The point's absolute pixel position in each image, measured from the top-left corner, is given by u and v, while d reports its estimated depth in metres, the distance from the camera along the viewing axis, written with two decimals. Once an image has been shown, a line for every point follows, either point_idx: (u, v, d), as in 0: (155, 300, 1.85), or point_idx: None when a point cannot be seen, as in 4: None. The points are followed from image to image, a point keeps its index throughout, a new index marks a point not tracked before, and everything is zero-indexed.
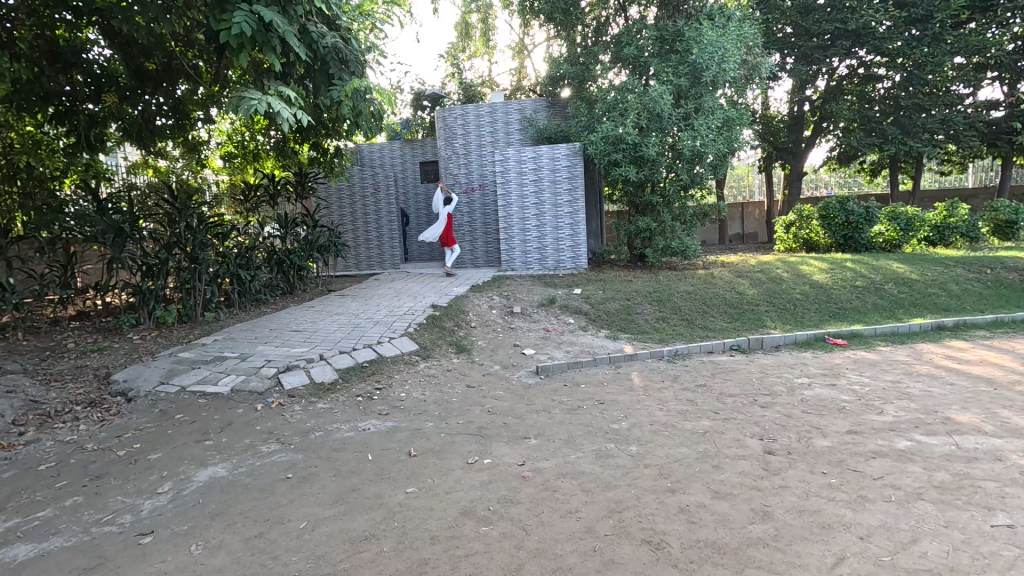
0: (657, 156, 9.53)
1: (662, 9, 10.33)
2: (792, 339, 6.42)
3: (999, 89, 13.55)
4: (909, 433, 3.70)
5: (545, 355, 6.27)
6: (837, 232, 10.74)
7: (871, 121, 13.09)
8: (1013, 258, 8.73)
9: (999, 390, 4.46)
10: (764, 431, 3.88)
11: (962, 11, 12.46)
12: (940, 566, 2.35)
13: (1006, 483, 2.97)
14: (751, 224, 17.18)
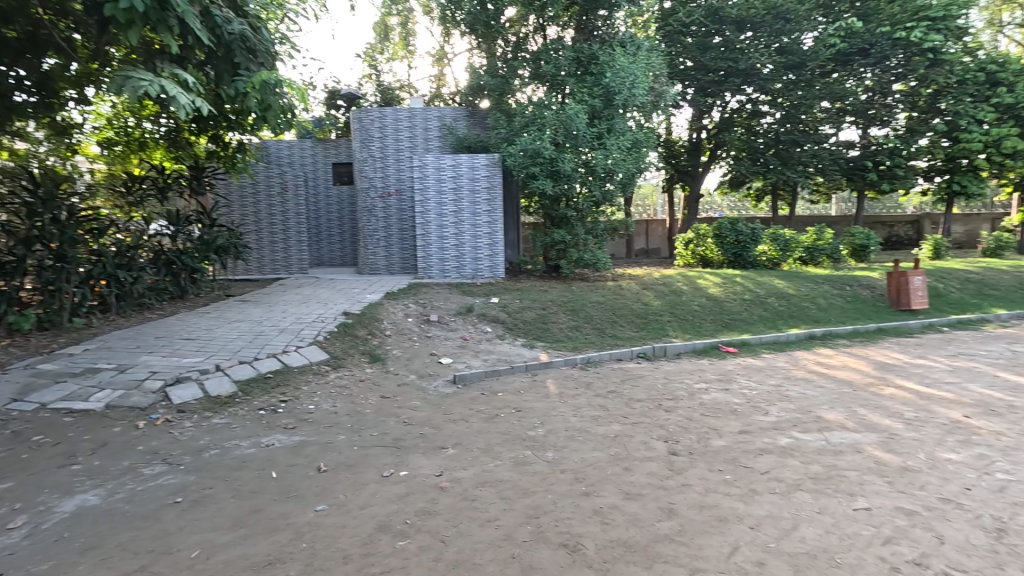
0: (572, 171, 9.93)
1: (579, 31, 10.80)
2: (691, 347, 6.95)
3: (856, 132, 15.72)
4: (789, 431, 4.15)
5: (462, 363, 6.24)
6: (728, 250, 11.87)
7: (756, 151, 14.89)
8: (866, 277, 10.14)
9: (858, 391, 5.13)
10: (668, 434, 4.15)
11: (829, 62, 14.36)
12: (816, 548, 2.64)
13: (864, 472, 3.42)
14: (655, 240, 18.38)
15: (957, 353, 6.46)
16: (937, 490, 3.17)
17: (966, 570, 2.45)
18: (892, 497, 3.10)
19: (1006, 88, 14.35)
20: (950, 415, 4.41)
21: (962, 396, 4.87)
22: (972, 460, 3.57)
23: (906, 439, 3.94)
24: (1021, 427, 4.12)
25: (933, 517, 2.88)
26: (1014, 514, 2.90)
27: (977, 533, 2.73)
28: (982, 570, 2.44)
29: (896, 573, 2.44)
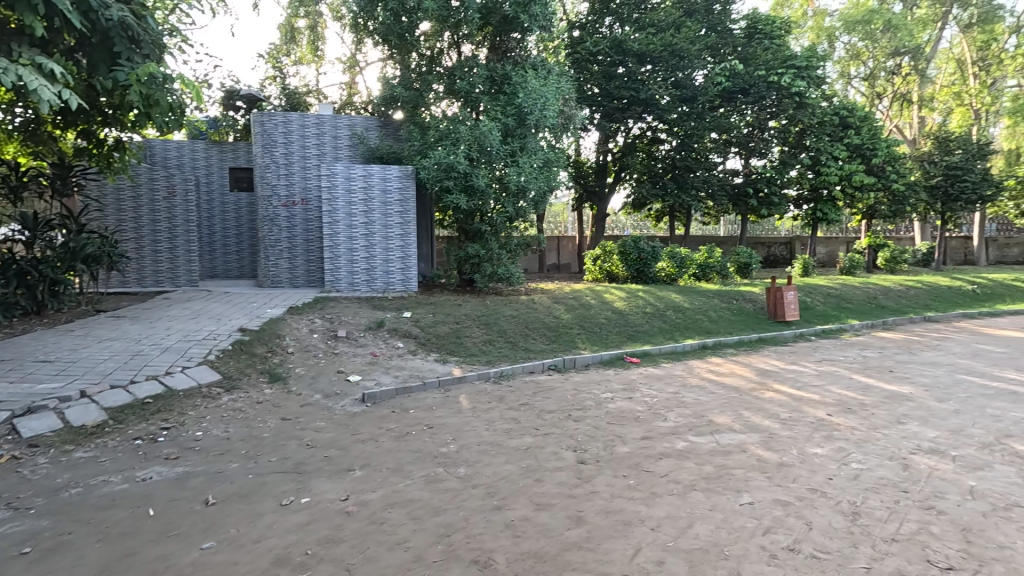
0: (486, 187, 10.01)
1: (493, 51, 11.01)
2: (598, 358, 7.26)
3: (739, 162, 17.46)
4: (685, 435, 4.47)
5: (372, 381, 6.00)
6: (632, 266, 12.62)
7: (655, 176, 16.15)
8: (750, 292, 11.26)
9: (743, 395, 5.65)
10: (577, 443, 4.29)
11: (715, 98, 15.93)
12: (709, 543, 2.85)
13: (748, 469, 3.76)
14: (566, 256, 19.04)
15: (821, 359, 7.36)
16: (807, 481, 3.57)
17: (830, 551, 2.77)
18: (771, 491, 3.44)
19: (854, 131, 16.68)
20: (816, 414, 5.01)
21: (826, 397, 5.54)
22: (833, 452, 4.07)
23: (782, 438, 4.40)
24: (869, 421, 4.78)
25: (803, 505, 3.24)
26: (864, 497, 3.35)
27: (838, 517, 3.10)
28: (841, 549, 2.78)
29: (775, 559, 2.70)
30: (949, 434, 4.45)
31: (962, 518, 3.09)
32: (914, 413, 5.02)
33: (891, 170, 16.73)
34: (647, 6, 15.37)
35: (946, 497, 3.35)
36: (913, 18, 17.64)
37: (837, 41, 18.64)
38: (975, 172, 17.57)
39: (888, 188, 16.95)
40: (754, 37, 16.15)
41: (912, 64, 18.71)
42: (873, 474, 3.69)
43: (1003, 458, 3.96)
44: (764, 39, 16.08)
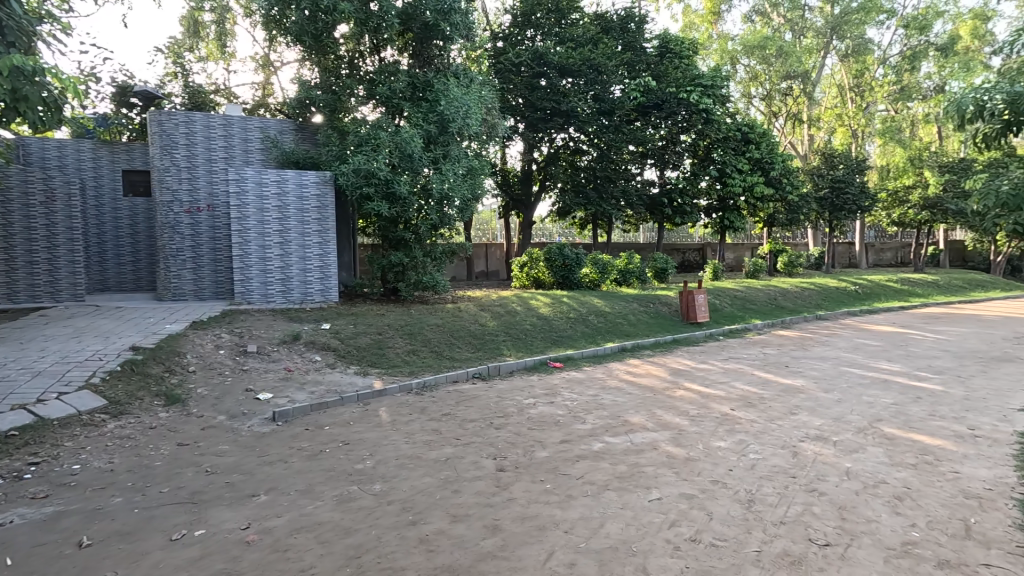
0: (408, 195, 9.85)
1: (414, 58, 10.89)
2: (522, 364, 7.35)
3: (655, 173, 18.37)
4: (602, 436, 4.62)
5: (284, 397, 5.68)
6: (557, 273, 12.92)
7: (579, 186, 16.66)
8: (666, 295, 11.90)
9: (656, 395, 5.94)
10: (497, 450, 4.30)
11: (632, 113, 16.72)
12: (618, 541, 2.95)
13: (658, 466, 3.95)
14: (494, 263, 19.10)
15: (728, 357, 7.92)
16: (710, 473, 3.81)
17: (726, 539, 2.96)
18: (678, 486, 3.63)
19: (755, 146, 18.12)
20: (721, 409, 5.37)
21: (730, 393, 5.96)
22: (733, 445, 4.38)
23: (690, 434, 4.67)
24: (766, 414, 5.20)
25: (706, 497, 3.45)
26: (759, 485, 3.62)
27: (735, 506, 3.33)
28: (736, 536, 2.99)
29: (678, 551, 2.85)
30: (831, 422, 4.94)
31: (839, 498, 3.44)
32: (804, 403, 5.51)
33: (787, 182, 18.41)
34: (567, 21, 15.92)
35: (827, 479, 3.70)
36: (801, 45, 19.58)
37: (739, 64, 20.29)
38: (855, 185, 19.76)
39: (785, 199, 18.68)
40: (666, 55, 17.22)
41: (802, 87, 20.74)
42: (767, 463, 4.00)
43: (874, 441, 4.45)
44: (674, 58, 17.18)
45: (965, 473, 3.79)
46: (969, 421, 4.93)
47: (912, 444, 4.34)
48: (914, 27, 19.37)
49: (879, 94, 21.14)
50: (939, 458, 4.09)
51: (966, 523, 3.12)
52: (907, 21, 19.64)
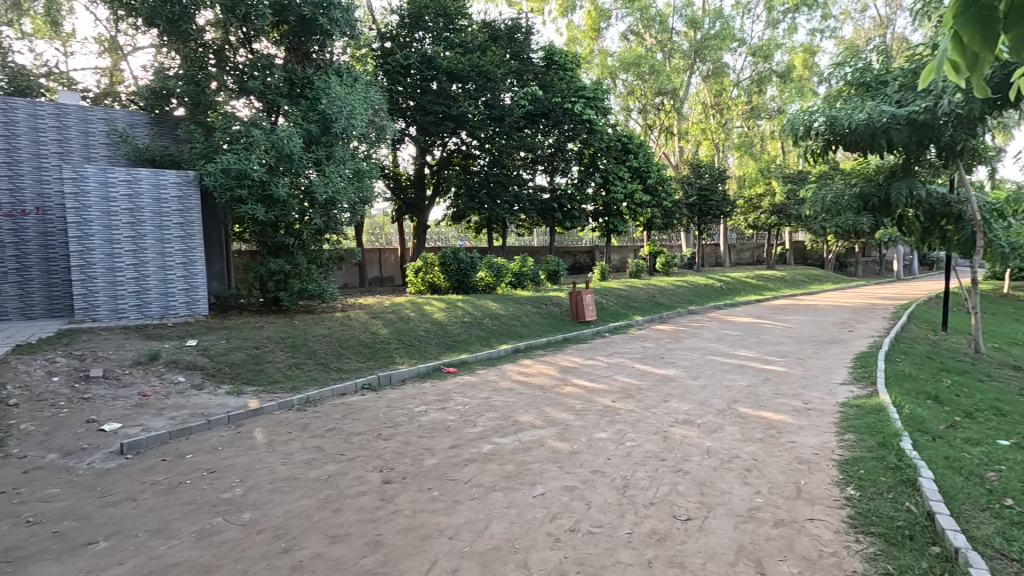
0: (288, 198, 9.18)
1: (293, 53, 10.29)
2: (415, 372, 7.21)
3: (546, 179, 18.98)
4: (492, 437, 4.70)
5: (138, 426, 5.02)
6: (452, 277, 12.89)
7: (472, 190, 16.74)
8: (558, 296, 12.39)
9: (546, 392, 6.17)
10: (384, 462, 4.17)
11: (521, 120, 17.13)
12: (502, 540, 3.00)
13: (544, 462, 4.09)
14: (388, 268, 18.61)
15: (612, 352, 8.45)
16: (590, 464, 4.03)
17: (602, 525, 3.14)
18: (561, 479, 3.79)
19: (634, 156, 19.50)
20: (604, 401, 5.72)
21: (613, 386, 6.37)
22: (613, 435, 4.68)
23: (574, 428, 4.90)
24: (643, 403, 5.63)
25: (585, 487, 3.64)
26: (633, 471, 3.90)
27: (611, 493, 3.55)
28: (610, 521, 3.18)
29: (557, 543, 2.96)
30: (697, 406, 5.48)
31: (699, 475, 3.81)
32: (675, 391, 6.05)
33: (661, 189, 20.15)
34: (455, 26, 16.00)
35: (691, 459, 4.09)
36: (671, 65, 21.62)
37: (617, 79, 21.89)
38: (717, 193, 22.21)
39: (660, 205, 20.43)
40: (552, 67, 17.93)
41: (672, 103, 22.82)
42: (642, 449, 4.32)
43: (731, 420, 5.01)
44: (559, 69, 17.98)
45: (799, 442, 4.41)
46: (804, 396, 5.75)
47: (760, 421, 4.96)
48: (759, 55, 22.26)
49: (735, 112, 23.90)
50: (781, 431, 4.72)
51: (797, 485, 3.62)
52: (754, 50, 22.51)
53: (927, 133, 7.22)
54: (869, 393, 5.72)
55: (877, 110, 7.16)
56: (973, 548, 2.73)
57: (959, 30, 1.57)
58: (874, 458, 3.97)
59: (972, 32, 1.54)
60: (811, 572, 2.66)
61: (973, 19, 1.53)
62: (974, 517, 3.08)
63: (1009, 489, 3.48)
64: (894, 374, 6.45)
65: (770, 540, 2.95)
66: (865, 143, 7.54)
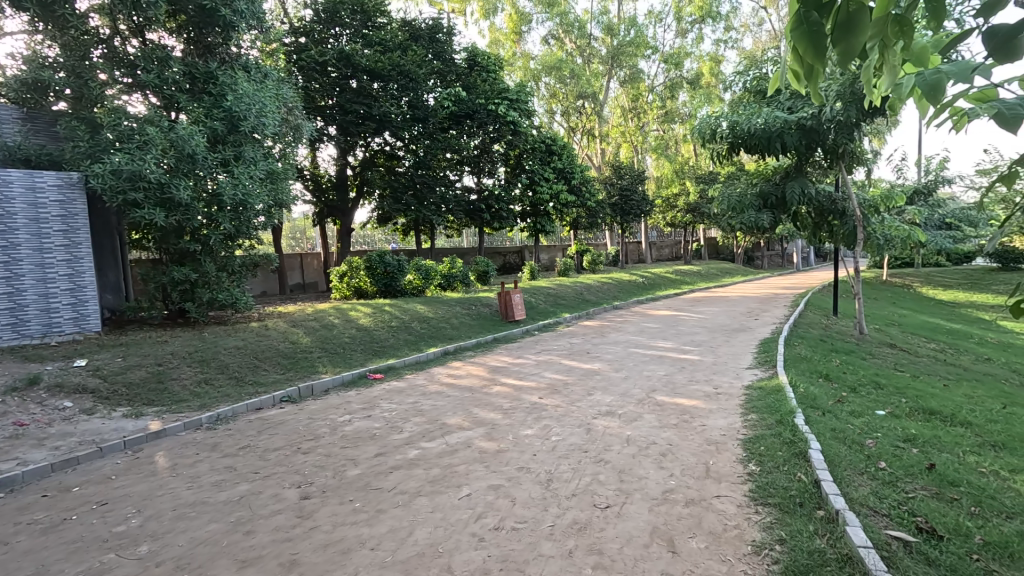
0: (192, 201, 8.49)
1: (192, 44, 9.53)
2: (338, 381, 6.94)
3: (473, 181, 18.94)
4: (419, 442, 4.63)
5: (12, 460, 4.45)
6: (379, 281, 12.56)
7: (397, 192, 16.45)
8: (487, 297, 12.45)
9: (474, 393, 6.17)
10: (302, 477, 3.98)
11: (446, 121, 17.02)
12: (425, 546, 2.96)
13: (470, 463, 4.09)
14: (310, 274, 17.89)
15: (540, 350, 8.62)
16: (516, 462, 4.09)
17: (526, 520, 3.19)
18: (487, 479, 3.81)
19: (558, 158, 19.73)
20: (531, 399, 5.82)
21: (540, 383, 6.50)
22: (539, 431, 4.77)
23: (502, 426, 4.95)
24: (568, 397, 5.79)
25: (510, 484, 3.68)
26: (557, 464, 4.00)
27: (536, 488, 3.62)
28: (534, 515, 3.24)
29: (481, 542, 2.97)
30: (619, 397, 5.72)
31: (619, 463, 3.98)
32: (599, 384, 6.28)
33: (585, 190, 20.80)
34: (373, 24, 15.62)
35: (611, 449, 4.26)
36: (590, 70, 22.41)
37: (540, 82, 22.38)
38: (637, 193, 23.34)
39: (585, 205, 21.12)
40: (474, 68, 17.87)
41: (592, 106, 23.59)
42: (566, 443, 4.44)
43: (649, 408, 5.28)
44: (482, 71, 17.90)
45: (709, 425, 4.73)
46: (715, 381, 6.17)
47: (676, 407, 5.27)
48: (671, 63, 23.60)
49: (650, 116, 25.14)
50: (694, 415, 5.04)
51: (707, 465, 3.88)
52: (666, 58, 23.80)
53: (814, 137, 7.99)
54: (770, 375, 6.25)
55: (772, 116, 7.84)
56: (850, 508, 3.05)
57: (792, 44, 1.21)
58: (773, 434, 4.33)
59: (803, 45, 1.17)
60: (715, 545, 2.86)
61: (801, 30, 1.17)
62: (853, 480, 3.45)
63: (883, 453, 3.93)
64: (792, 357, 7.09)
65: (681, 519, 3.13)
66: (762, 147, 8.21)
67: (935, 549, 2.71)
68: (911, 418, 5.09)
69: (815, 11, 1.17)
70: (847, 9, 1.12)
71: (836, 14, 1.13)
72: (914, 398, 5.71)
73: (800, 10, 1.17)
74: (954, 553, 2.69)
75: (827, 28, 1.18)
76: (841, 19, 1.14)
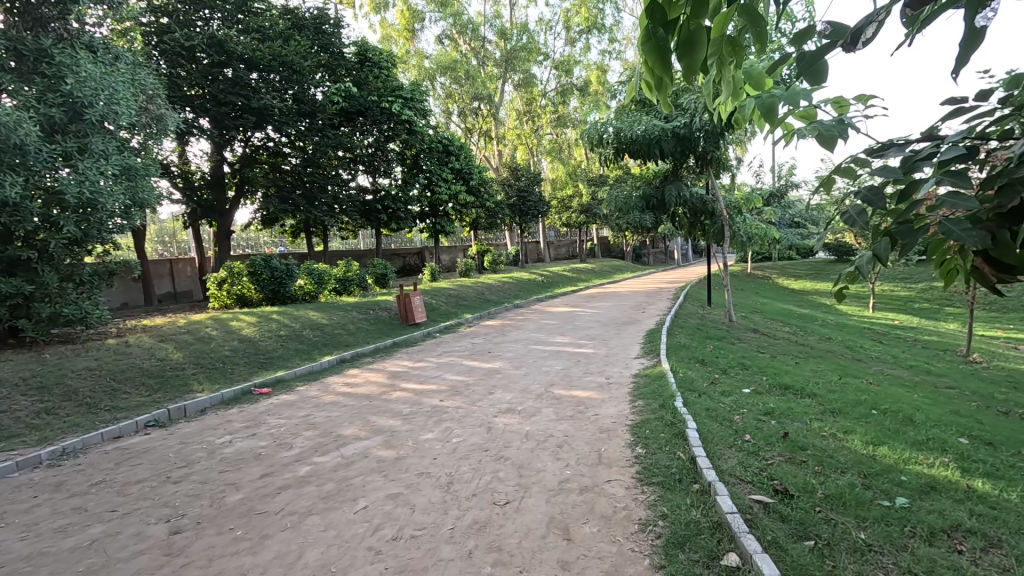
0: (23, 200, 7.16)
1: (15, 15, 7.94)
2: (217, 399, 6.31)
3: (369, 180, 18.25)
4: (310, 458, 4.36)
5: None
6: (265, 287, 11.61)
7: (283, 191, 15.38)
8: (386, 300, 12.08)
9: (372, 401, 5.95)
10: (172, 510, 3.56)
11: (335, 116, 16.24)
12: (317, 567, 2.79)
13: (367, 474, 3.94)
14: (183, 282, 16.11)
15: (441, 352, 8.54)
16: (415, 467, 4.01)
17: (424, 527, 3.14)
18: (385, 489, 3.68)
19: (455, 158, 19.75)
20: (432, 402, 5.74)
21: (441, 385, 6.43)
22: (440, 434, 4.73)
23: (401, 433, 4.83)
24: (470, 398, 5.80)
25: (410, 492, 3.60)
26: (457, 466, 3.99)
27: (435, 492, 3.57)
28: (433, 520, 3.20)
29: (378, 555, 2.87)
30: (519, 394, 5.84)
31: (518, 459, 4.07)
32: (499, 382, 6.37)
33: (484, 190, 21.00)
34: (250, 9, 14.44)
35: (511, 445, 4.34)
36: (485, 72, 22.66)
37: (435, 81, 22.20)
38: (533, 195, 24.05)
39: (484, 205, 21.34)
40: (365, 63, 17.21)
41: (488, 108, 23.81)
42: (466, 443, 4.45)
43: (547, 402, 5.47)
44: (374, 67, 17.22)
45: (602, 414, 5.01)
46: (607, 372, 6.55)
47: (572, 399, 5.51)
48: (562, 70, 24.61)
49: (544, 120, 26.03)
50: (588, 406, 5.30)
51: (599, 452, 4.10)
52: (557, 65, 24.80)
53: (687, 144, 8.79)
54: (654, 363, 6.77)
55: (651, 125, 8.51)
56: (720, 479, 3.39)
57: (644, 58, 1.23)
58: (656, 418, 4.70)
59: (653, 59, 1.18)
60: (606, 528, 3.02)
61: (650, 45, 1.18)
62: (723, 453, 3.84)
63: (747, 427, 4.43)
64: (673, 345, 7.74)
65: (576, 507, 3.28)
66: (644, 152, 8.88)
67: (788, 506, 3.11)
68: (770, 393, 5.80)
69: (661, 28, 1.19)
70: (690, 25, 1.17)
71: (680, 31, 1.17)
72: (772, 376, 6.52)
73: (649, 26, 1.18)
74: (802, 507, 3.10)
75: (672, 45, 1.21)
76: (684, 36, 1.18)
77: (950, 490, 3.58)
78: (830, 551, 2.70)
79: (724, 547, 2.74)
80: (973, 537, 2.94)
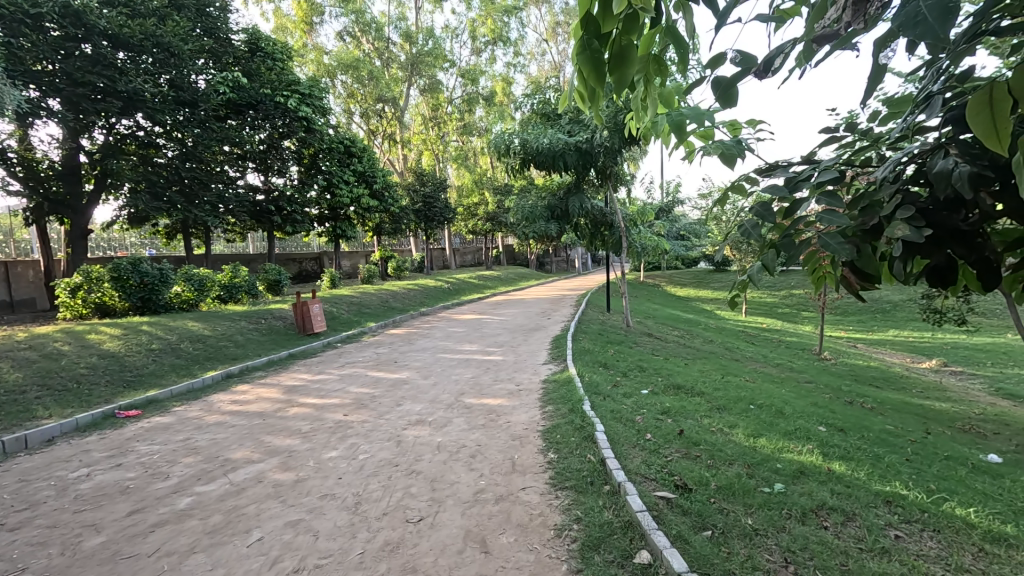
0: None
1: None
2: (70, 426, 5.41)
3: (260, 178, 16.90)
4: (192, 488, 3.88)
5: None
6: (131, 294, 10.18)
7: (156, 186, 13.71)
8: (279, 308, 11.21)
9: (266, 419, 5.46)
10: (7, 564, 2.96)
11: (219, 108, 14.94)
12: None
13: (262, 501, 3.59)
14: (22, 288, 13.70)
15: (343, 363, 8.09)
16: (318, 490, 3.73)
17: (330, 554, 2.92)
18: (283, 516, 3.38)
19: (358, 159, 18.96)
20: (334, 417, 5.40)
21: (344, 399, 6.08)
22: (344, 451, 4.45)
23: (301, 452, 4.48)
24: (376, 411, 5.55)
25: (312, 517, 3.34)
26: (364, 485, 3.78)
27: (342, 515, 3.35)
28: (340, 546, 2.99)
29: None
30: (428, 404, 5.70)
31: (430, 472, 3.95)
32: (407, 393, 6.17)
33: (388, 195, 20.39)
34: None
35: (422, 459, 4.21)
36: (389, 74, 22.07)
37: (336, 79, 21.22)
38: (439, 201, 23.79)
39: (387, 210, 20.70)
40: (256, 53, 16.05)
41: (393, 111, 23.21)
42: (374, 459, 4.24)
43: (458, 412, 5.39)
44: (266, 58, 16.19)
45: (513, 421, 5.04)
46: (516, 379, 6.63)
47: (483, 408, 5.49)
48: (468, 78, 24.71)
49: (450, 127, 25.93)
50: (500, 413, 5.31)
51: (513, 460, 4.12)
52: (463, 73, 24.86)
53: (589, 158, 9.25)
54: (561, 368, 6.98)
55: (556, 137, 8.82)
56: (628, 479, 3.56)
57: (578, 68, 1.22)
58: (567, 422, 4.82)
59: (587, 71, 1.19)
60: (523, 536, 3.04)
61: (585, 57, 1.18)
62: (629, 453, 4.04)
63: (648, 426, 4.71)
64: (578, 350, 8.06)
65: (492, 518, 3.25)
66: (549, 163, 9.18)
67: (688, 500, 3.35)
68: (666, 393, 6.24)
69: (595, 39, 1.19)
70: (621, 40, 1.19)
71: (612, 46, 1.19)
72: (666, 377, 7.02)
73: (583, 36, 1.18)
74: (700, 500, 3.35)
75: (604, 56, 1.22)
76: (614, 51, 1.20)
77: (815, 473, 4.09)
78: (725, 539, 2.94)
79: (636, 545, 2.87)
80: (835, 513, 3.39)
